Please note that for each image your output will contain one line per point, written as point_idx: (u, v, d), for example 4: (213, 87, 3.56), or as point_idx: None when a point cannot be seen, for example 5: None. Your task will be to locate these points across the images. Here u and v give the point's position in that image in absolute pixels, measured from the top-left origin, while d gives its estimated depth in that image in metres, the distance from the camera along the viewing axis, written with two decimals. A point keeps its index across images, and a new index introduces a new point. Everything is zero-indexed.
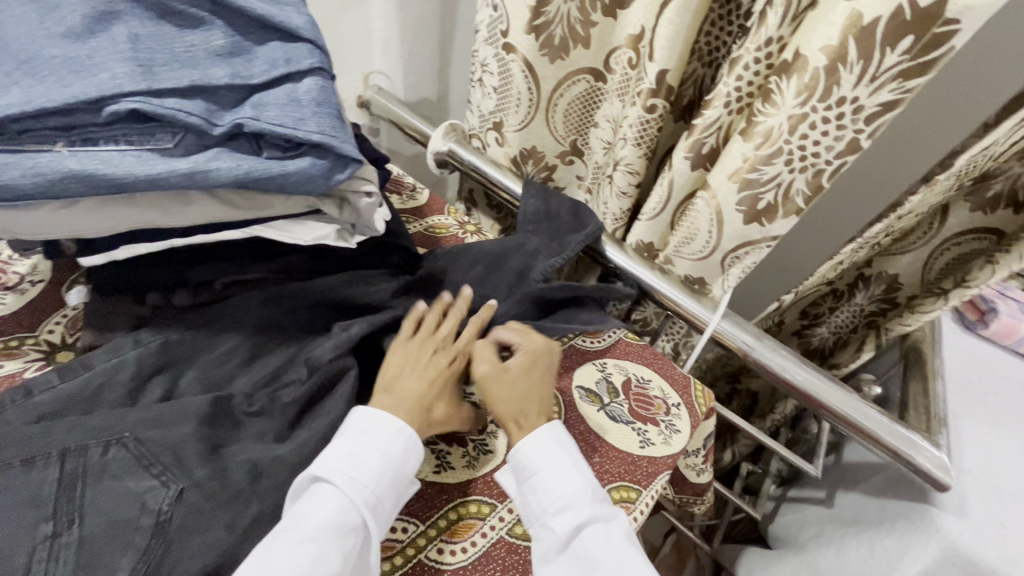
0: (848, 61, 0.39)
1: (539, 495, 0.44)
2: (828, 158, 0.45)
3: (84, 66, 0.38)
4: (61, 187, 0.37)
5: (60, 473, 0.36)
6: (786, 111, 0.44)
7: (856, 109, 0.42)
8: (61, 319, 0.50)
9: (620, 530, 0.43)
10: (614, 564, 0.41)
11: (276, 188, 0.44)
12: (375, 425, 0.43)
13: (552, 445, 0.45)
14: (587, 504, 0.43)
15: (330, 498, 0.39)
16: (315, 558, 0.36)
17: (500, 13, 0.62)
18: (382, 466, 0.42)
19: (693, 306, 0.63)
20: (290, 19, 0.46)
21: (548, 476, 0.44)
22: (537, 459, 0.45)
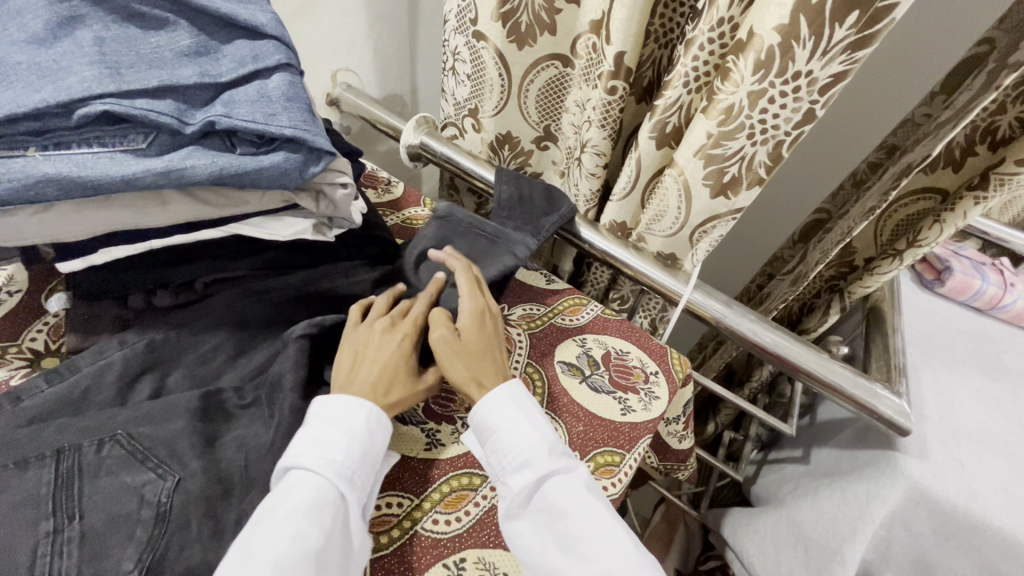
0: (799, 38, 0.41)
1: (499, 453, 0.45)
2: (787, 130, 0.47)
3: (52, 70, 0.38)
4: (37, 190, 0.37)
5: (55, 472, 0.37)
6: (744, 89, 0.46)
7: (810, 82, 0.44)
8: (42, 326, 0.50)
9: (579, 481, 0.44)
10: (576, 513, 0.42)
11: (252, 183, 0.45)
12: (339, 408, 0.43)
13: (508, 405, 0.47)
14: (543, 458, 0.44)
15: (308, 483, 0.39)
16: (294, 536, 0.36)
17: (468, 3, 0.64)
18: (353, 444, 0.42)
19: (667, 279, 0.65)
20: (255, 17, 0.46)
21: (505, 436, 0.46)
22: (494, 420, 0.46)
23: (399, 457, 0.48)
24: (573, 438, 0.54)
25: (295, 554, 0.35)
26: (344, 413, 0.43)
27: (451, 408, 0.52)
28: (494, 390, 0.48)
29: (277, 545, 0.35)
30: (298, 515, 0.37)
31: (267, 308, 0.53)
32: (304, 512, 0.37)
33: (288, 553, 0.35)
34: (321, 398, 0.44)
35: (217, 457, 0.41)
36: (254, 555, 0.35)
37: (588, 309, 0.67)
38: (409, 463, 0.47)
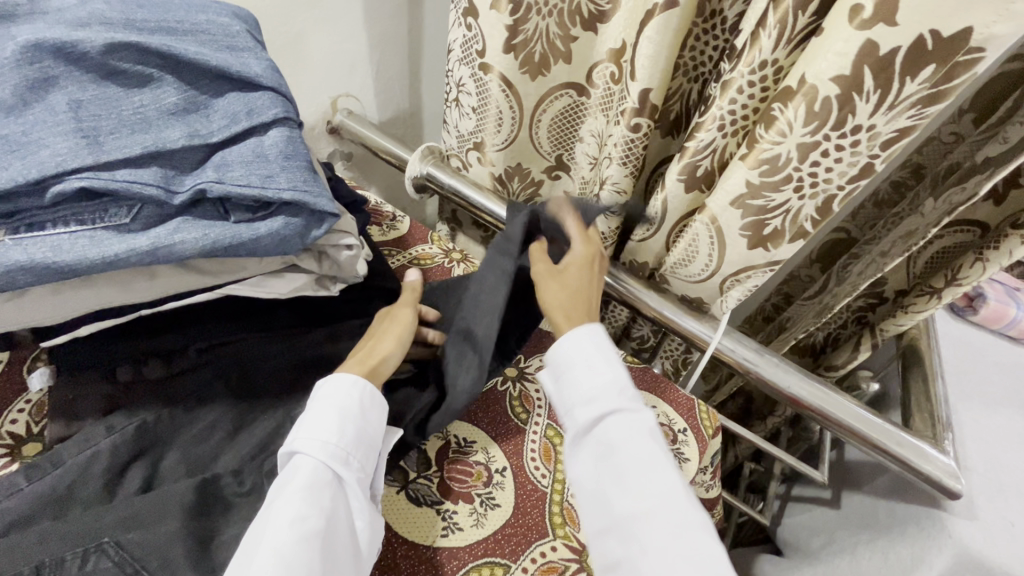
0: (863, 90, 0.37)
1: (570, 387, 0.46)
2: (841, 184, 0.43)
3: (21, 144, 0.34)
4: (7, 280, 0.34)
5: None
6: (794, 140, 0.42)
7: (871, 136, 0.40)
8: (24, 405, 0.46)
9: (643, 423, 0.43)
10: (635, 450, 0.41)
11: (247, 252, 0.41)
12: (330, 390, 0.43)
13: (590, 341, 0.47)
14: (613, 397, 0.44)
15: (305, 465, 0.40)
16: (295, 518, 0.36)
17: (474, 33, 0.59)
18: (349, 424, 0.42)
19: (693, 326, 0.61)
20: (248, 67, 0.42)
21: (578, 369, 0.46)
22: (570, 354, 0.46)
23: (413, 546, 0.44)
24: None
25: (296, 537, 0.35)
26: (337, 392, 0.43)
27: (469, 483, 0.48)
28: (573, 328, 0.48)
29: (279, 527, 0.36)
30: (297, 497, 0.37)
31: (267, 376, 0.49)
32: (303, 494, 0.38)
33: (290, 537, 0.35)
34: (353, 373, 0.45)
35: (215, 564, 0.38)
36: (260, 543, 0.35)
37: None
38: (425, 553, 0.44)
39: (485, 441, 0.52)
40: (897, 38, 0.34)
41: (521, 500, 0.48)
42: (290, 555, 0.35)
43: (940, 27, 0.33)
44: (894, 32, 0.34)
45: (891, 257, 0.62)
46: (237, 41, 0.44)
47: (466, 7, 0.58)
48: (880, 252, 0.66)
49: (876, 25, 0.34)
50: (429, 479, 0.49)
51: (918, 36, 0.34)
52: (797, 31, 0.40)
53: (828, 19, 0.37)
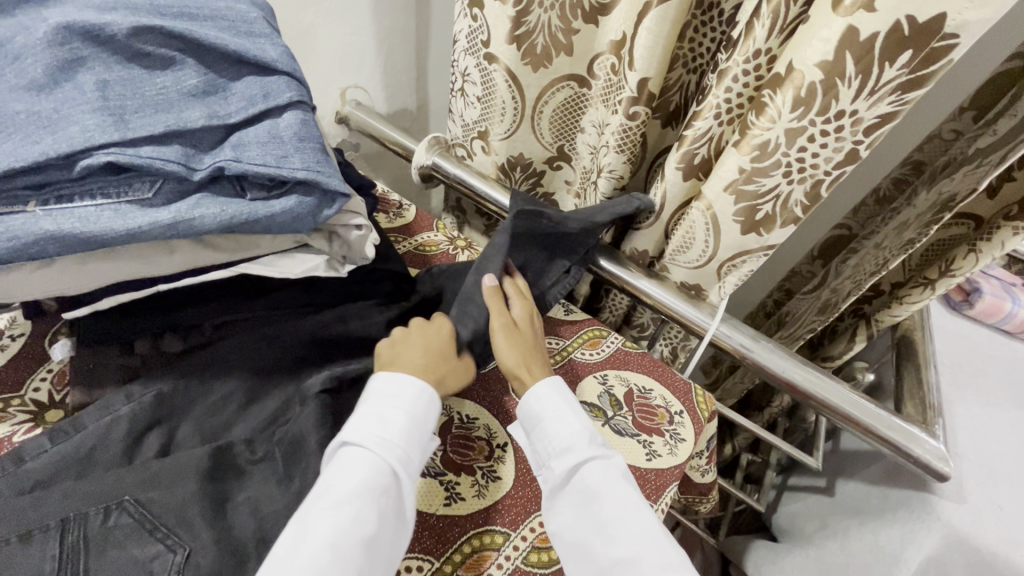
0: (845, 76, 0.39)
1: (543, 440, 0.48)
2: (828, 169, 0.45)
3: (52, 120, 0.36)
4: (37, 248, 0.35)
5: (61, 546, 0.35)
6: (783, 125, 0.43)
7: (855, 122, 0.41)
8: (46, 375, 0.48)
9: (615, 470, 0.45)
10: (611, 496, 0.44)
11: (262, 229, 0.43)
12: (393, 390, 0.46)
13: (555, 392, 0.50)
14: (584, 447, 0.47)
15: (365, 462, 0.41)
16: (353, 519, 0.38)
17: (479, 24, 0.61)
18: (406, 425, 0.44)
19: (692, 313, 0.63)
20: (265, 52, 0.44)
21: (549, 422, 0.48)
22: (540, 408, 0.49)
23: (418, 514, 0.46)
24: None
25: (350, 529, 0.38)
26: (399, 392, 0.46)
27: (470, 456, 0.50)
28: (539, 381, 0.51)
29: (337, 525, 0.37)
30: (358, 497, 0.39)
31: (278, 352, 0.51)
32: (361, 488, 0.40)
33: (347, 529, 0.37)
34: (407, 376, 0.47)
35: (229, 524, 0.39)
36: (317, 538, 0.37)
37: (608, 342, 0.64)
38: (428, 521, 0.45)
39: (487, 418, 0.54)
40: (877, 24, 0.35)
41: (521, 474, 0.50)
42: (348, 555, 0.37)
43: (916, 12, 0.34)
44: (873, 18, 0.35)
45: (890, 253, 0.62)
46: (254, 27, 0.46)
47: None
48: (877, 244, 0.67)
49: (855, 12, 0.36)
50: (433, 453, 0.50)
51: (895, 21, 0.35)
52: (790, 21, 0.42)
53: (817, 8, 0.38)
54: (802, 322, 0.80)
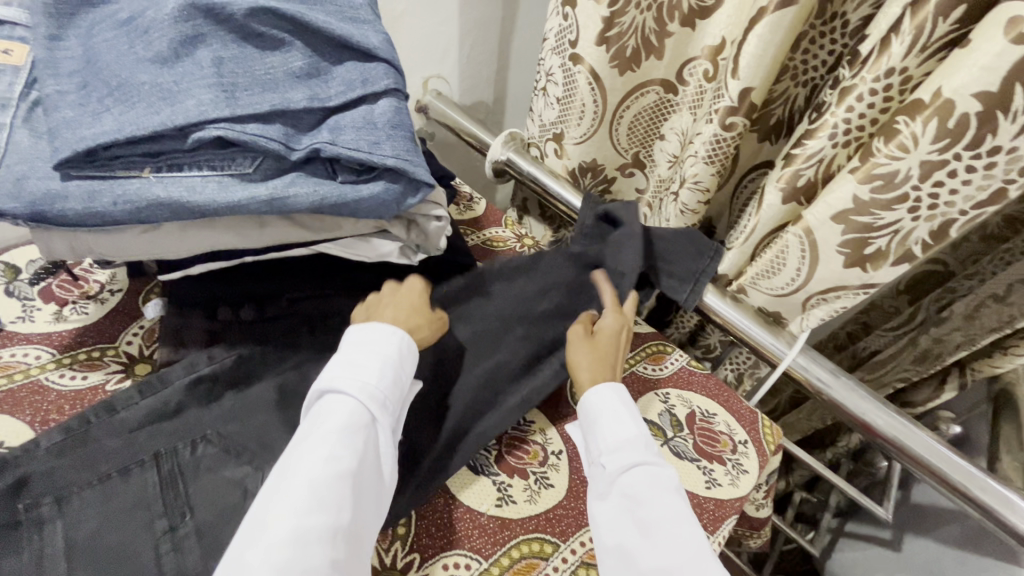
0: (1010, 109, 0.35)
1: (596, 439, 0.47)
2: (964, 208, 0.41)
3: (171, 92, 0.38)
4: (147, 213, 0.38)
5: (158, 475, 0.40)
6: (918, 157, 0.40)
7: (1012, 160, 0.37)
8: (138, 330, 0.51)
9: (667, 480, 0.43)
10: (659, 506, 0.41)
11: (348, 212, 0.44)
12: (366, 338, 0.44)
13: (620, 398, 0.48)
14: (639, 450, 0.44)
15: (341, 404, 0.40)
16: (328, 456, 0.37)
17: (571, 23, 0.60)
18: (386, 369, 0.43)
19: (767, 339, 0.59)
20: (367, 38, 0.45)
21: (604, 421, 0.47)
22: (597, 407, 0.47)
23: (468, 510, 0.45)
24: None
25: (330, 474, 0.37)
26: (375, 337, 0.44)
27: (524, 460, 0.49)
28: (600, 384, 0.49)
29: (312, 464, 0.37)
30: (331, 437, 0.38)
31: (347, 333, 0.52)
32: (341, 433, 0.39)
33: (324, 473, 0.36)
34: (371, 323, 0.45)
35: None
36: (292, 477, 0.36)
37: (672, 359, 0.62)
38: (479, 520, 0.45)
39: (543, 422, 0.53)
40: None
41: (574, 485, 0.49)
42: (325, 488, 0.36)
43: None
44: None
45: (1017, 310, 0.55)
46: (359, 13, 0.47)
47: None
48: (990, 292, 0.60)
49: None
50: (488, 452, 0.50)
51: None
52: (933, 41, 0.38)
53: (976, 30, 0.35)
54: (898, 370, 0.74)
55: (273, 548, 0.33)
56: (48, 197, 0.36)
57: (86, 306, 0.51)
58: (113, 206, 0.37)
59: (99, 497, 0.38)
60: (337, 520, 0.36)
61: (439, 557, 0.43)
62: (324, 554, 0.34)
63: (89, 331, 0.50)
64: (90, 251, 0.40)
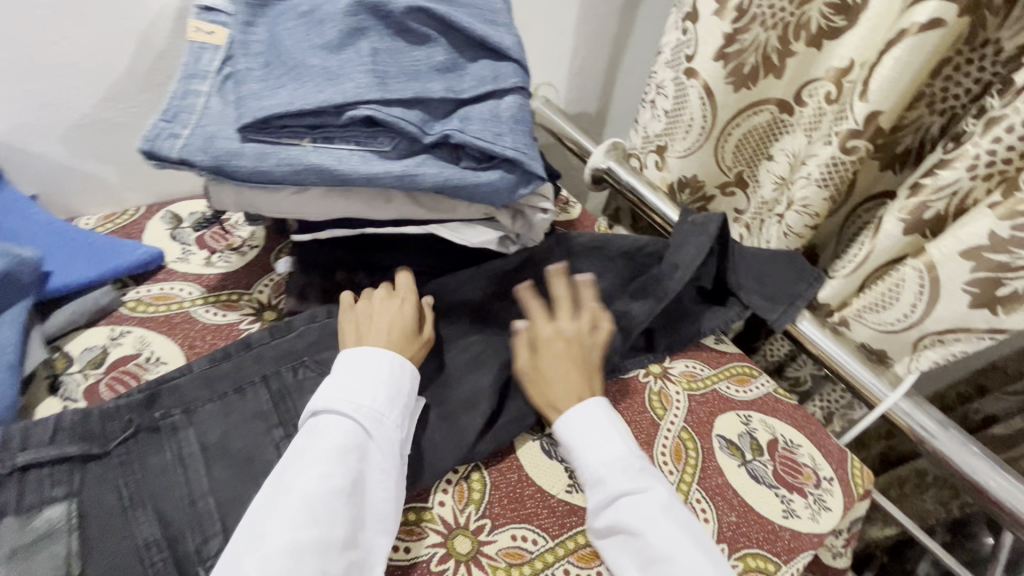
0: None
1: (580, 466, 0.46)
2: None
3: (335, 75, 0.44)
4: (302, 177, 0.43)
5: (269, 393, 0.46)
6: None
7: None
8: (267, 282, 0.57)
9: (656, 502, 0.43)
10: (657, 533, 0.41)
11: (465, 196, 0.48)
12: (359, 357, 0.45)
13: (597, 415, 0.47)
14: (624, 475, 0.44)
15: (333, 424, 0.41)
16: (321, 476, 0.39)
17: (690, 37, 0.61)
18: (382, 389, 0.44)
19: (868, 376, 0.56)
20: (501, 39, 0.49)
21: (585, 446, 0.46)
22: (574, 433, 0.47)
23: (539, 491, 0.47)
24: (722, 527, 0.48)
25: (322, 492, 0.38)
26: (369, 358, 0.45)
27: None
28: (583, 402, 0.48)
29: (305, 483, 0.38)
30: (323, 457, 0.39)
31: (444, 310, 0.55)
32: (337, 452, 0.40)
33: (318, 492, 0.38)
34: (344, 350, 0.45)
35: None
36: (286, 495, 0.38)
37: (757, 383, 0.60)
38: (548, 500, 0.46)
39: None
40: None
41: None
42: (317, 508, 0.38)
43: None
44: None
45: None
46: (497, 17, 0.51)
47: (688, 13, 0.61)
48: None
49: None
50: None
51: None
52: None
53: None
54: None
55: (269, 563, 0.35)
56: (229, 154, 0.42)
57: (229, 256, 0.59)
58: (276, 167, 0.43)
59: (221, 410, 0.44)
60: (330, 537, 0.37)
61: (507, 528, 0.44)
62: (317, 568, 0.36)
63: (229, 278, 0.57)
64: (250, 205, 0.46)
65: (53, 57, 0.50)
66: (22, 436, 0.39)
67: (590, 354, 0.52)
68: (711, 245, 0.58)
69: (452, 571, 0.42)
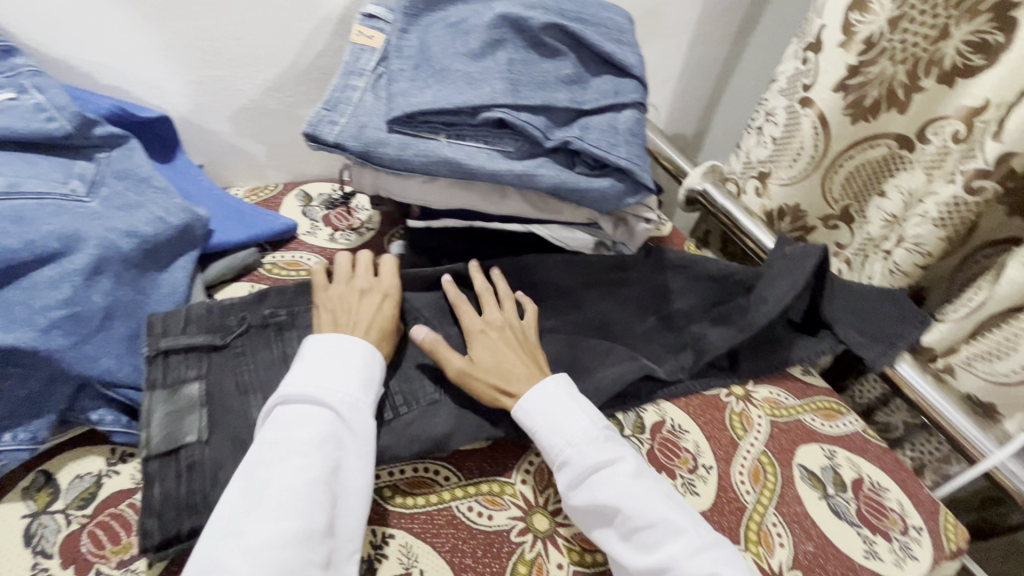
0: None
1: (547, 443, 0.45)
2: None
3: (475, 80, 0.48)
4: (435, 167, 0.48)
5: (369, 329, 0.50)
6: None
7: None
8: (380, 262, 0.63)
9: (626, 471, 0.43)
10: (636, 504, 0.41)
11: (576, 199, 0.51)
12: (329, 345, 0.43)
13: (556, 393, 0.46)
14: (591, 449, 0.44)
15: (308, 414, 0.40)
16: (301, 467, 0.37)
17: (809, 67, 0.62)
18: (356, 376, 0.43)
19: (972, 430, 0.52)
20: (627, 58, 0.53)
21: (549, 423, 0.45)
22: (534, 408, 0.45)
23: None
24: (797, 555, 0.47)
25: (304, 483, 0.37)
26: (341, 346, 0.43)
27: (674, 462, 0.51)
28: (538, 383, 0.47)
29: (287, 475, 0.37)
30: (301, 448, 0.38)
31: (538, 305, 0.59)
32: (315, 443, 0.39)
33: (298, 482, 0.37)
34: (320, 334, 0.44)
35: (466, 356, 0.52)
36: (263, 488, 0.37)
37: (845, 420, 0.58)
38: None
39: (697, 434, 0.54)
40: None
41: (720, 502, 0.49)
42: (297, 498, 0.36)
43: None
44: None
45: None
46: (624, 37, 0.55)
47: (811, 43, 0.62)
48: None
49: None
50: (641, 443, 0.53)
51: None
52: None
53: None
54: None
55: (250, 558, 0.34)
56: (377, 142, 0.48)
57: (349, 235, 0.65)
58: (415, 157, 0.48)
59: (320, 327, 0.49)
60: (314, 526, 0.36)
61: None
62: (302, 558, 0.35)
63: (349, 253, 0.63)
64: (383, 189, 0.52)
65: (238, 48, 0.58)
66: (163, 323, 0.44)
67: (524, 335, 0.52)
68: (805, 282, 0.57)
69: (530, 544, 0.43)
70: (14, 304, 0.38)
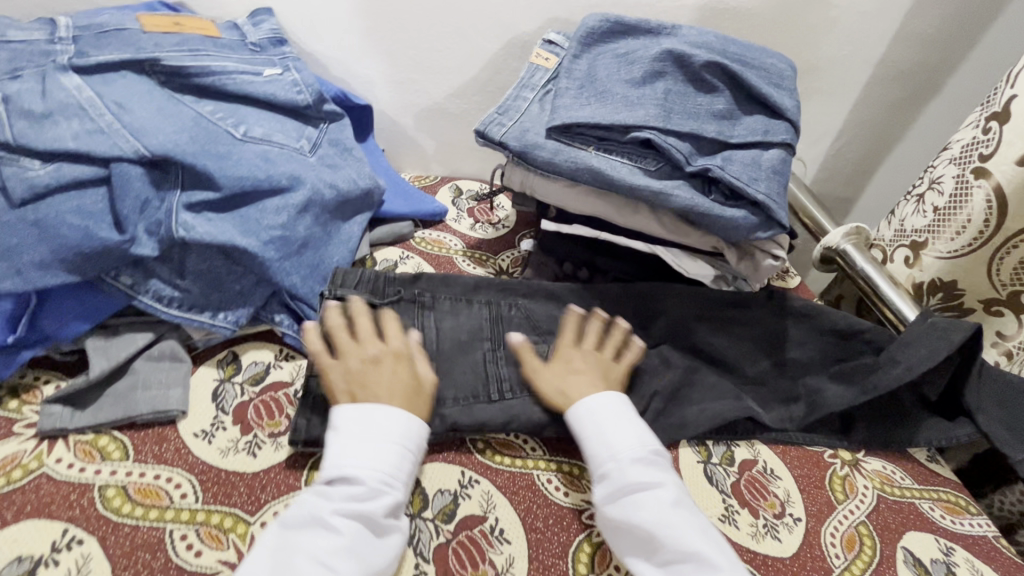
0: None
1: (592, 456, 0.45)
2: None
3: (633, 102, 0.54)
4: (579, 173, 0.54)
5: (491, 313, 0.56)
6: None
7: None
8: (509, 255, 0.71)
9: (664, 498, 0.42)
10: (670, 535, 0.40)
11: (705, 224, 0.54)
12: (368, 414, 0.43)
13: (609, 408, 0.47)
14: (633, 470, 0.43)
15: (342, 485, 0.39)
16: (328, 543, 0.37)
17: (989, 137, 0.59)
18: (390, 447, 0.42)
19: None
20: (783, 101, 0.55)
21: (597, 436, 0.46)
22: (588, 420, 0.47)
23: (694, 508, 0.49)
24: None
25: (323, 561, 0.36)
26: (380, 416, 0.43)
27: (760, 502, 0.50)
28: (590, 395, 0.48)
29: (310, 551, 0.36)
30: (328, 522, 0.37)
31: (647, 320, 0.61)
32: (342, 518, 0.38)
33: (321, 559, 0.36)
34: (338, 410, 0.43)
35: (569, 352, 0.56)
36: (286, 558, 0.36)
37: (971, 520, 0.52)
38: None
39: (789, 484, 0.52)
40: None
41: (803, 555, 0.47)
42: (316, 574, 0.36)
43: None
44: None
45: None
46: (783, 82, 0.57)
47: (996, 112, 0.59)
48: None
49: None
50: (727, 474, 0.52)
51: None
52: None
53: None
54: None
55: None
56: (535, 144, 0.55)
57: (487, 228, 0.73)
58: (564, 161, 0.54)
59: (454, 307, 0.56)
60: None
61: None
62: None
63: (484, 243, 0.71)
64: (528, 187, 0.58)
65: (436, 58, 0.70)
66: (342, 277, 0.54)
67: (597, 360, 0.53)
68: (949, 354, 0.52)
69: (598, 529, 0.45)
70: (251, 219, 0.50)
